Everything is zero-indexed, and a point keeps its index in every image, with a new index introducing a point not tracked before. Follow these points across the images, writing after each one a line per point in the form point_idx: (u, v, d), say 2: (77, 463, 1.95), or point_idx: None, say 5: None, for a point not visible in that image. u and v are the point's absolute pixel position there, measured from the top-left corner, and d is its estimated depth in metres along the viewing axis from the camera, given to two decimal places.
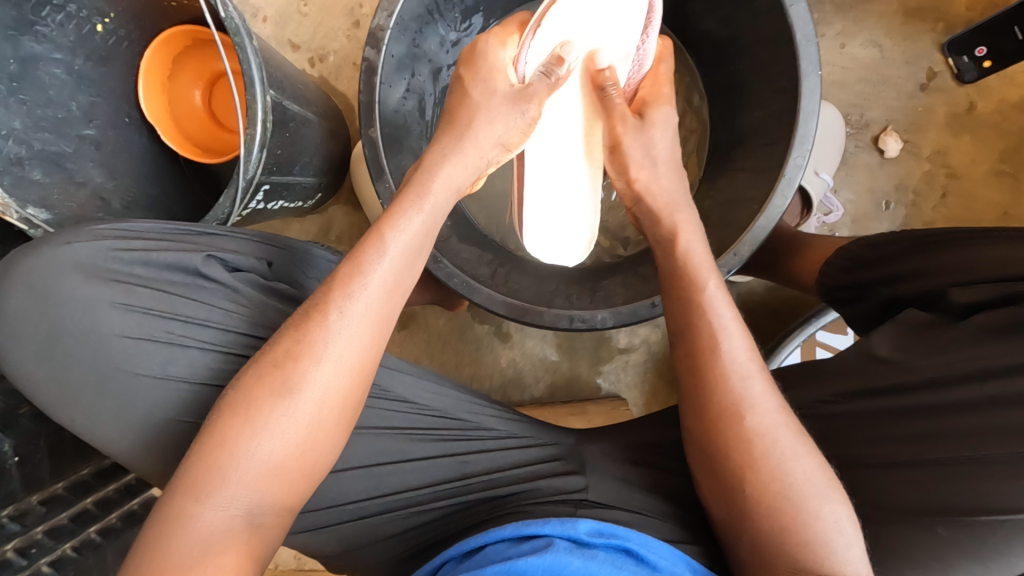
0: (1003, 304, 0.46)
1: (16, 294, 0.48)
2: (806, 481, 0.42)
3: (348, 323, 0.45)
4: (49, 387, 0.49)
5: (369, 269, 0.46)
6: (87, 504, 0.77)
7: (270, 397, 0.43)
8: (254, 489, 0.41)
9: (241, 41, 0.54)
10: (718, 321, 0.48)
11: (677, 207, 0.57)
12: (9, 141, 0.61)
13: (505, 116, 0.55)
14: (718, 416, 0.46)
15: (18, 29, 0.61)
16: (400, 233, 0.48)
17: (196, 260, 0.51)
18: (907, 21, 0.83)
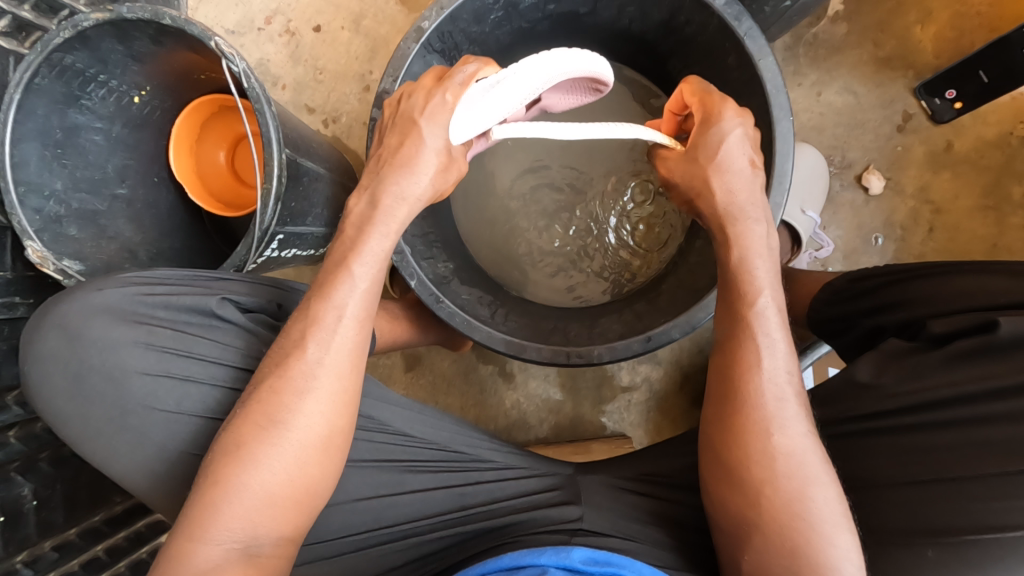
0: (976, 333, 0.47)
1: (49, 336, 0.53)
2: (824, 507, 0.44)
3: (329, 357, 0.50)
4: (72, 421, 0.53)
5: (343, 304, 0.51)
6: (98, 551, 0.78)
7: (261, 432, 0.47)
8: (257, 520, 0.46)
9: (262, 108, 0.61)
10: (768, 337, 0.50)
11: (744, 216, 0.53)
12: (51, 201, 0.68)
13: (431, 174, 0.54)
14: (743, 424, 0.48)
15: (67, 103, 0.68)
16: (361, 268, 0.52)
17: (211, 302, 0.54)
18: (878, 69, 0.88)
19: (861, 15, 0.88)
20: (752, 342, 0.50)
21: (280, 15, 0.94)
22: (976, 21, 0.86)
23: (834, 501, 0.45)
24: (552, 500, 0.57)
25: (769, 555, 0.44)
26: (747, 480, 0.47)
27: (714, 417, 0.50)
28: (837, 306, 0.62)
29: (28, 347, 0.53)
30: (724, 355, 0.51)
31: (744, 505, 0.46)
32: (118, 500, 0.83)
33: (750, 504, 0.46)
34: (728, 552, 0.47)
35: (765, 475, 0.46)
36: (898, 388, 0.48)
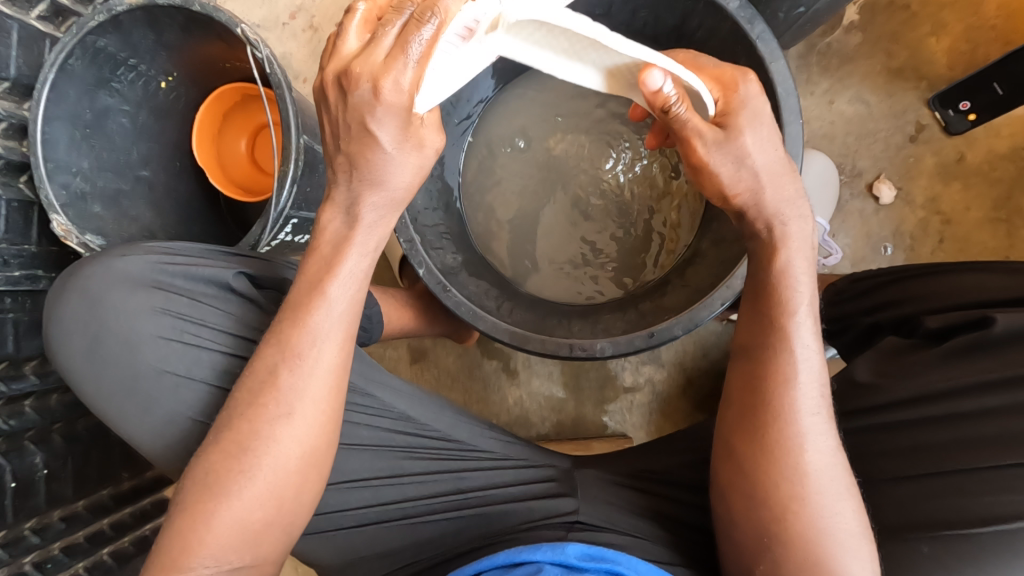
0: (971, 330, 0.49)
1: (73, 297, 0.55)
2: (844, 523, 0.45)
3: (303, 385, 0.49)
4: (87, 379, 0.55)
5: (316, 330, 0.49)
6: (103, 525, 0.80)
7: (234, 460, 0.48)
8: (233, 545, 0.47)
9: (282, 93, 0.63)
10: (802, 354, 0.49)
11: (786, 217, 0.50)
12: (77, 179, 0.70)
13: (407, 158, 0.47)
14: (773, 437, 0.48)
15: (97, 85, 0.71)
16: (330, 292, 0.49)
17: (227, 275, 0.56)
18: (891, 80, 0.88)
19: (875, 26, 0.89)
20: (788, 355, 0.49)
21: (304, 11, 0.97)
22: (990, 35, 0.86)
23: (853, 517, 0.45)
24: (548, 491, 0.58)
25: (785, 566, 0.45)
26: (772, 493, 0.47)
27: (744, 428, 0.49)
28: (838, 306, 0.63)
29: (53, 307, 0.56)
30: (755, 369, 0.50)
31: (767, 514, 0.47)
32: (125, 476, 0.85)
33: (771, 517, 0.46)
34: (742, 556, 0.48)
35: (793, 488, 0.46)
36: (895, 386, 0.49)
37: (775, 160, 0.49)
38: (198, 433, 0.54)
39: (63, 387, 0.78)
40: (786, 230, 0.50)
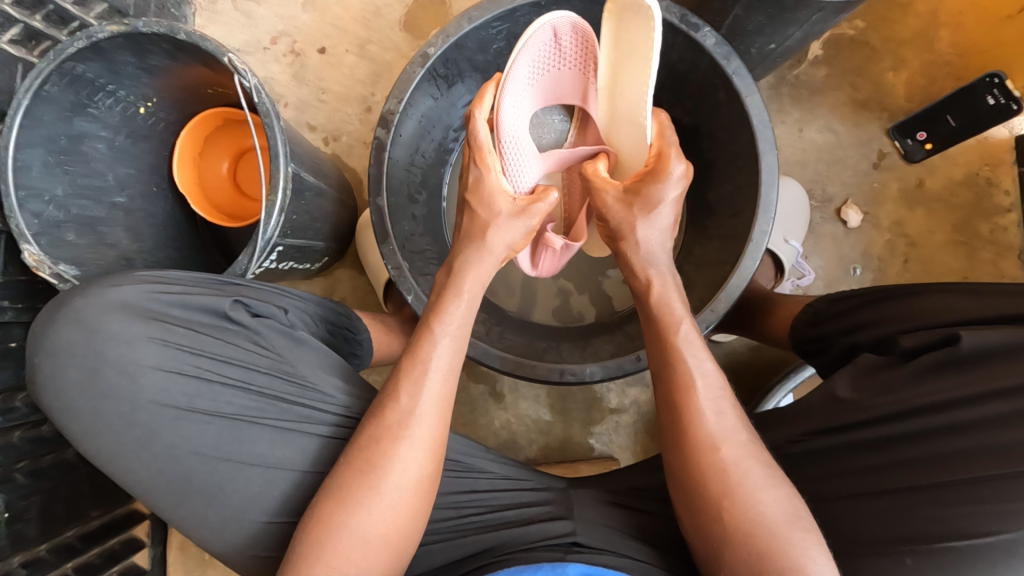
0: (941, 347, 0.50)
1: (64, 329, 0.51)
2: (776, 513, 0.45)
3: (422, 407, 0.51)
4: (79, 416, 0.51)
5: (429, 358, 0.53)
6: (68, 570, 0.75)
7: (363, 478, 0.49)
8: (364, 560, 0.47)
9: (271, 122, 0.62)
10: (695, 362, 0.53)
11: (653, 265, 0.59)
12: (51, 206, 0.67)
13: (511, 229, 0.60)
14: (689, 444, 0.50)
15: (74, 111, 0.69)
16: (451, 327, 0.55)
17: (225, 303, 0.55)
18: (856, 110, 0.93)
19: (838, 60, 0.94)
20: (683, 362, 0.53)
21: (286, 36, 0.97)
22: (943, 70, 0.92)
23: (784, 506, 0.46)
24: (545, 514, 0.57)
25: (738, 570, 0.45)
26: (706, 502, 0.48)
27: (670, 442, 0.52)
28: (816, 326, 0.65)
29: (38, 341, 0.52)
30: (663, 381, 0.54)
31: (709, 522, 0.47)
32: (93, 515, 0.80)
33: (707, 525, 0.47)
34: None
35: (718, 490, 0.47)
36: (873, 401, 0.51)
37: (667, 216, 0.59)
38: (199, 468, 0.51)
39: (27, 424, 0.73)
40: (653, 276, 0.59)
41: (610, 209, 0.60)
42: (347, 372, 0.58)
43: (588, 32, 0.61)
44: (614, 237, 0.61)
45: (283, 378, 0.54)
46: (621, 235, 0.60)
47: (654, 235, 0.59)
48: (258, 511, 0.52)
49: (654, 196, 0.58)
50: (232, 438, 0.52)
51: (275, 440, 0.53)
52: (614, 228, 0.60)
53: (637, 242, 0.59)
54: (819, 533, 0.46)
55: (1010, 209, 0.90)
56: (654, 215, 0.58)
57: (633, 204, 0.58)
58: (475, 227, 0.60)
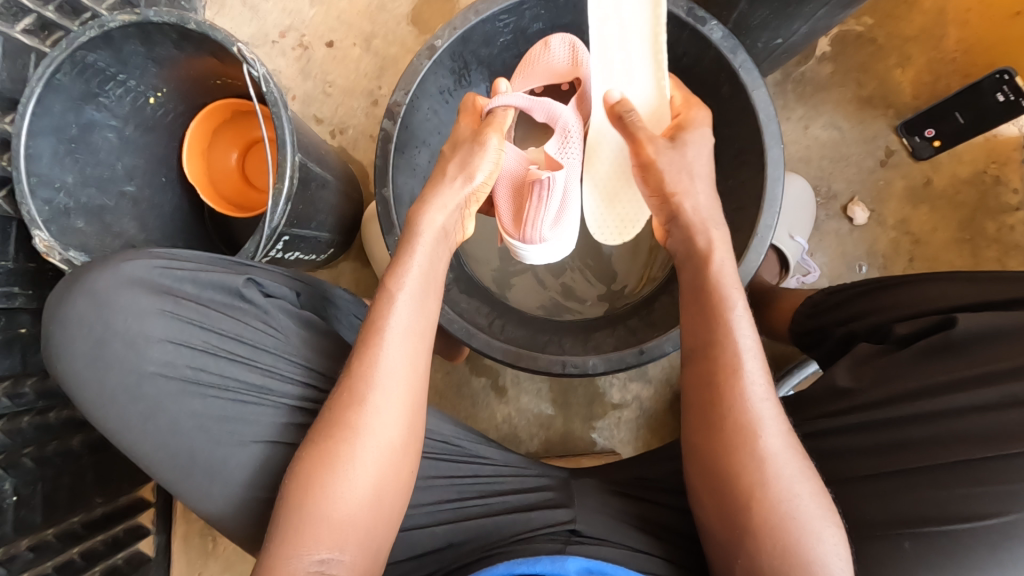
0: (936, 330, 0.51)
1: (77, 301, 0.52)
2: (807, 506, 0.45)
3: (386, 368, 0.50)
4: (88, 386, 0.52)
5: (386, 320, 0.52)
6: (72, 555, 0.76)
7: (330, 442, 0.48)
8: (338, 535, 0.46)
9: (278, 112, 0.63)
10: (742, 339, 0.51)
11: (711, 224, 0.57)
12: (60, 193, 0.68)
13: (472, 157, 0.59)
14: (725, 431, 0.48)
15: (84, 100, 0.70)
16: (409, 279, 0.54)
17: (237, 281, 0.55)
18: (862, 107, 0.93)
19: (845, 57, 0.94)
20: (731, 338, 0.51)
21: (294, 30, 0.97)
22: (951, 67, 0.91)
23: (816, 499, 0.45)
24: (546, 501, 0.57)
25: (761, 558, 0.45)
26: (738, 493, 0.47)
27: (694, 422, 0.52)
28: (815, 318, 0.65)
29: (53, 310, 0.53)
30: (699, 359, 0.52)
31: (736, 509, 0.47)
32: (98, 501, 0.81)
33: (738, 512, 0.47)
34: (722, 560, 0.48)
35: (754, 478, 0.46)
36: (874, 389, 0.51)
37: (705, 171, 0.59)
38: (202, 444, 0.51)
39: (35, 410, 0.74)
40: (714, 235, 0.56)
41: (654, 161, 0.58)
42: (349, 356, 0.59)
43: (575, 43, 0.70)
44: (661, 191, 0.59)
45: (287, 359, 0.55)
46: (671, 188, 0.58)
47: (702, 198, 0.58)
48: (262, 490, 0.52)
49: (692, 139, 0.60)
50: (234, 415, 0.52)
51: (277, 419, 0.53)
52: (663, 182, 0.58)
53: (686, 200, 0.58)
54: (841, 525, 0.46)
55: (1017, 208, 0.89)
56: (693, 173, 0.58)
57: (677, 146, 0.59)
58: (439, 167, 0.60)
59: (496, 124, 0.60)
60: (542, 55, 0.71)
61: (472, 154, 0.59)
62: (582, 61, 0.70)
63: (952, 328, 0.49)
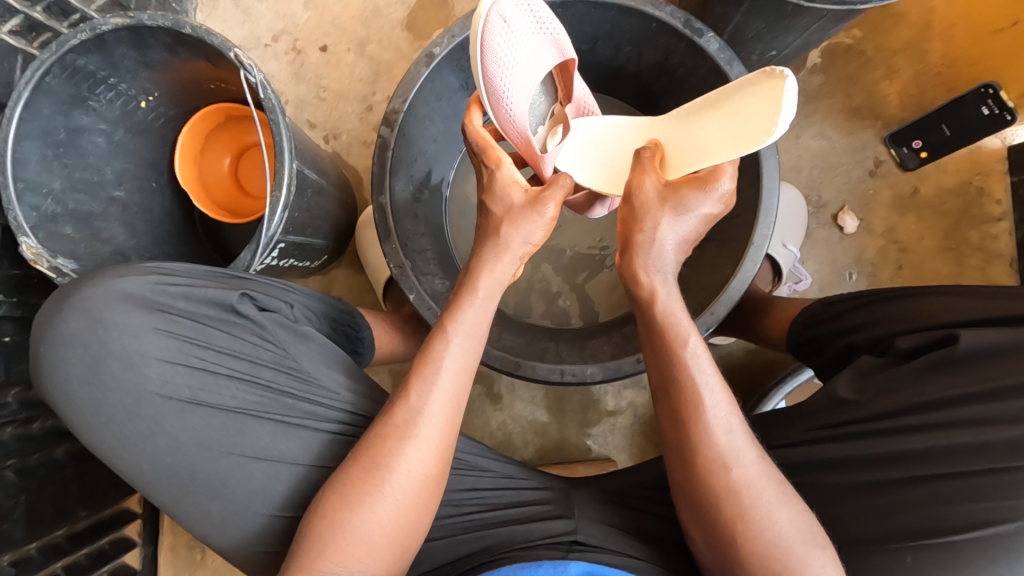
0: (938, 347, 0.52)
1: (69, 319, 0.50)
2: (791, 533, 0.45)
3: (431, 410, 0.50)
4: (82, 406, 0.50)
5: (441, 358, 0.52)
6: (56, 569, 0.74)
7: (369, 475, 0.48)
8: (365, 556, 0.47)
9: (276, 118, 0.62)
10: (701, 377, 0.50)
11: (663, 268, 0.54)
12: (47, 199, 0.67)
13: (529, 224, 0.55)
14: (697, 467, 0.48)
15: (74, 104, 0.68)
16: (465, 327, 0.53)
17: (232, 297, 0.54)
18: (850, 118, 0.95)
19: (834, 69, 0.96)
20: (688, 374, 0.51)
21: (287, 34, 0.97)
22: (936, 80, 0.94)
23: (799, 525, 0.45)
24: (547, 512, 0.57)
25: None
26: (717, 522, 0.47)
27: (675, 455, 0.51)
28: (813, 328, 0.66)
29: (43, 329, 0.51)
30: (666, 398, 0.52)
31: (723, 541, 0.47)
32: (83, 514, 0.79)
33: (718, 541, 0.47)
34: None
35: (735, 509, 0.46)
36: (875, 402, 0.52)
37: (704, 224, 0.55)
38: (203, 461, 0.50)
39: (17, 420, 0.72)
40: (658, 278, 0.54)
41: (636, 197, 0.54)
42: (350, 369, 0.58)
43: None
44: (628, 225, 0.55)
45: (290, 373, 0.54)
46: (638, 224, 0.54)
47: (673, 233, 0.54)
48: (264, 504, 0.51)
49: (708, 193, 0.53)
50: (236, 433, 0.51)
51: (281, 434, 0.52)
52: (635, 216, 0.54)
53: (652, 240, 0.53)
54: (833, 548, 0.46)
55: (999, 218, 0.92)
56: (684, 218, 0.53)
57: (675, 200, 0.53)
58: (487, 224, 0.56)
59: (557, 195, 0.55)
60: (506, 30, 0.55)
61: (534, 228, 0.55)
62: (551, 28, 0.59)
63: (954, 344, 0.50)
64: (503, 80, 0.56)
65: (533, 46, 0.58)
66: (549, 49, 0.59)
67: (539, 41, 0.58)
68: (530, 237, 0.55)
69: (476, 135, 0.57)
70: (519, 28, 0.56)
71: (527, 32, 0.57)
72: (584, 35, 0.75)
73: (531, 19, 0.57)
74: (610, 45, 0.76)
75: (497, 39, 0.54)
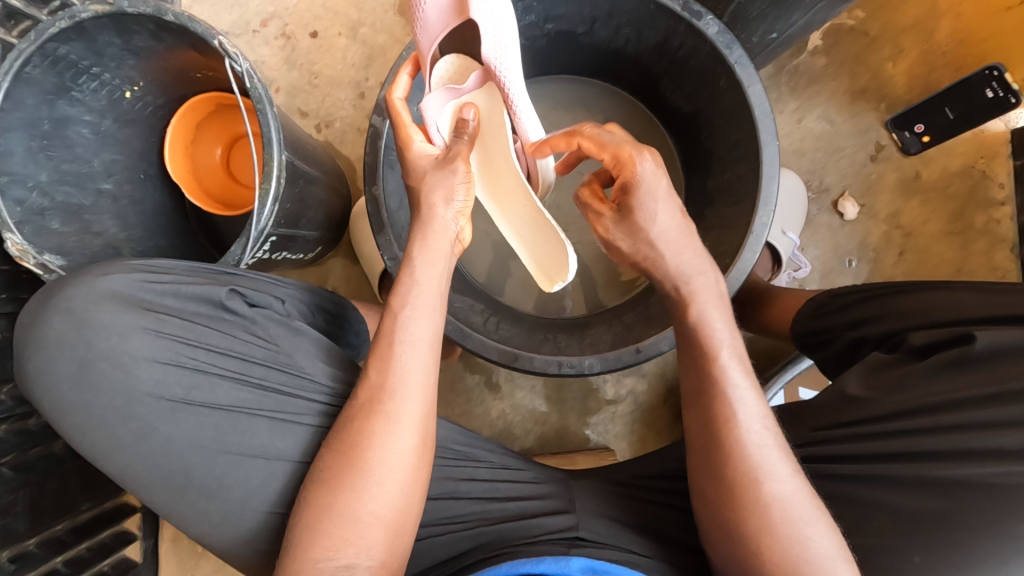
0: (953, 346, 0.51)
1: (54, 321, 0.50)
2: (820, 548, 0.44)
3: (400, 386, 0.50)
4: (73, 409, 0.50)
5: (392, 331, 0.52)
6: (57, 564, 0.74)
7: (348, 457, 0.48)
8: (360, 541, 0.46)
9: (265, 108, 0.60)
10: (734, 392, 0.51)
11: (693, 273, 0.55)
12: (34, 193, 0.65)
13: (445, 186, 0.55)
14: (730, 479, 0.48)
15: (57, 94, 0.66)
16: (413, 298, 0.53)
17: (220, 293, 0.53)
18: (853, 100, 0.93)
19: (837, 50, 0.94)
20: (721, 394, 0.51)
21: (277, 18, 0.94)
22: (941, 61, 0.92)
23: (828, 540, 0.45)
24: (546, 508, 0.57)
25: None
26: (747, 530, 0.47)
27: (704, 466, 0.51)
28: (818, 320, 0.65)
29: (29, 333, 0.50)
30: (699, 411, 0.52)
31: (746, 555, 0.46)
32: (83, 508, 0.79)
33: (747, 550, 0.47)
34: None
35: (760, 525, 0.46)
36: (886, 399, 0.52)
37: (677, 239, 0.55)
38: (198, 461, 0.50)
39: (13, 417, 0.71)
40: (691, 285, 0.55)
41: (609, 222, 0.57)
42: (346, 363, 0.57)
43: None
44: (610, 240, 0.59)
45: (282, 369, 0.53)
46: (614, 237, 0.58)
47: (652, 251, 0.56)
48: (263, 504, 0.51)
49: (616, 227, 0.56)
50: (229, 431, 0.51)
51: (276, 431, 0.52)
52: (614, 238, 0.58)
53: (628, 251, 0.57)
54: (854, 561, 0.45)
55: (1003, 202, 0.91)
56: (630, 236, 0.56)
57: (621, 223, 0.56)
58: (416, 203, 0.56)
59: (461, 152, 0.56)
60: None
61: (449, 185, 0.55)
62: None
63: (970, 344, 0.49)
64: (415, 19, 0.54)
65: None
66: None
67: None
68: (437, 209, 0.55)
69: (390, 105, 0.56)
70: None
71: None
72: (581, 17, 0.73)
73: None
74: (608, 27, 0.74)
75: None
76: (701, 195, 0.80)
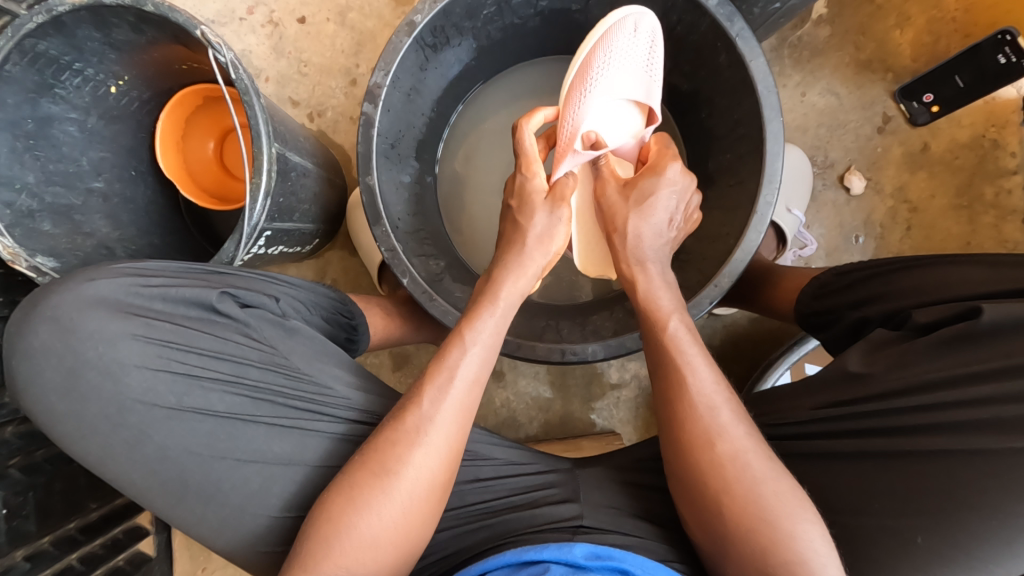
0: (958, 321, 0.50)
1: (39, 330, 0.49)
2: (778, 500, 0.45)
3: (439, 414, 0.49)
4: (63, 420, 0.49)
5: (457, 365, 0.51)
6: (72, 561, 0.75)
7: (376, 478, 0.47)
8: (364, 556, 0.46)
9: (250, 99, 0.58)
10: (687, 359, 0.52)
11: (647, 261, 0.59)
12: (22, 195, 0.64)
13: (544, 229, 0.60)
14: (686, 442, 0.49)
15: (39, 92, 0.65)
16: (484, 336, 0.53)
17: (211, 295, 0.52)
18: (859, 71, 0.90)
19: (842, 19, 0.90)
20: (674, 360, 0.52)
21: (262, 5, 0.91)
22: (950, 27, 0.88)
23: (789, 496, 0.45)
24: (551, 498, 0.56)
25: (744, 564, 0.44)
26: (706, 494, 0.47)
27: (667, 438, 0.51)
28: (822, 300, 0.64)
29: (14, 342, 0.49)
30: (658, 379, 0.53)
31: (712, 518, 0.46)
32: (94, 506, 0.80)
33: (710, 517, 0.47)
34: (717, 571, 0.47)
35: (720, 484, 0.46)
36: (887, 376, 0.50)
37: (666, 216, 0.60)
38: (194, 468, 0.50)
39: (19, 418, 0.72)
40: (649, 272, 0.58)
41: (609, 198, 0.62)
42: (342, 361, 0.57)
43: (655, 29, 0.63)
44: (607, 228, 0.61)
45: (279, 370, 0.53)
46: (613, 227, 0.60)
47: (646, 229, 0.59)
48: (264, 507, 0.51)
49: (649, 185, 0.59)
50: (225, 435, 0.50)
51: (272, 436, 0.51)
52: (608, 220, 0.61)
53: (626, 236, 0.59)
54: (824, 523, 0.45)
55: (1014, 171, 0.88)
56: (647, 210, 0.59)
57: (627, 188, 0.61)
58: (515, 235, 0.60)
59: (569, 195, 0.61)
60: (626, 36, 0.63)
61: (551, 227, 0.60)
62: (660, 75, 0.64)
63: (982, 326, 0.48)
64: (590, 74, 0.63)
65: (626, 72, 0.63)
66: (642, 88, 0.64)
67: (642, 75, 0.64)
68: (537, 246, 0.59)
69: (522, 136, 0.61)
70: (636, 45, 0.63)
71: (638, 55, 0.63)
72: None
73: (649, 52, 0.63)
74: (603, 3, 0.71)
75: (614, 43, 0.62)
76: (703, 175, 0.78)
